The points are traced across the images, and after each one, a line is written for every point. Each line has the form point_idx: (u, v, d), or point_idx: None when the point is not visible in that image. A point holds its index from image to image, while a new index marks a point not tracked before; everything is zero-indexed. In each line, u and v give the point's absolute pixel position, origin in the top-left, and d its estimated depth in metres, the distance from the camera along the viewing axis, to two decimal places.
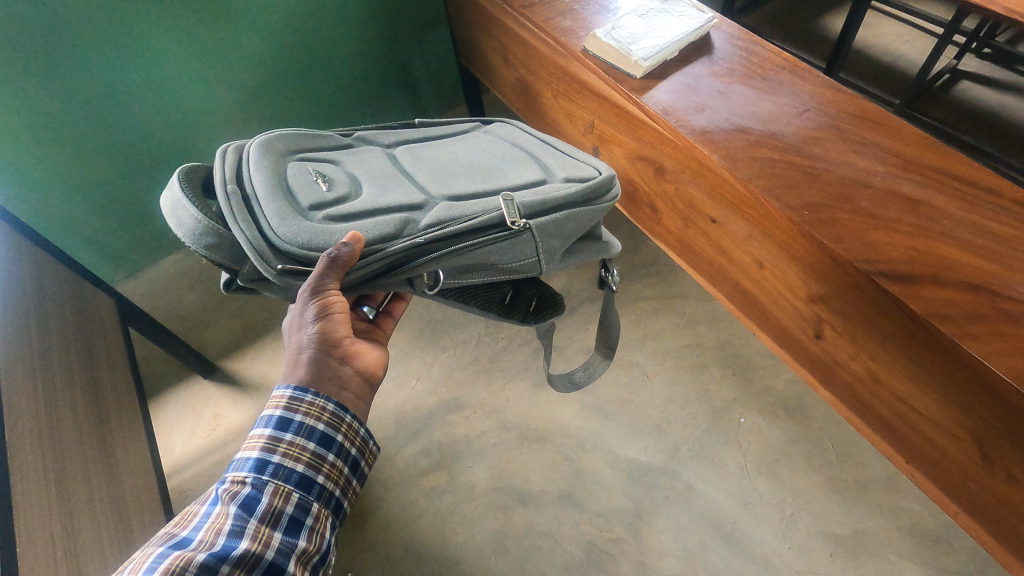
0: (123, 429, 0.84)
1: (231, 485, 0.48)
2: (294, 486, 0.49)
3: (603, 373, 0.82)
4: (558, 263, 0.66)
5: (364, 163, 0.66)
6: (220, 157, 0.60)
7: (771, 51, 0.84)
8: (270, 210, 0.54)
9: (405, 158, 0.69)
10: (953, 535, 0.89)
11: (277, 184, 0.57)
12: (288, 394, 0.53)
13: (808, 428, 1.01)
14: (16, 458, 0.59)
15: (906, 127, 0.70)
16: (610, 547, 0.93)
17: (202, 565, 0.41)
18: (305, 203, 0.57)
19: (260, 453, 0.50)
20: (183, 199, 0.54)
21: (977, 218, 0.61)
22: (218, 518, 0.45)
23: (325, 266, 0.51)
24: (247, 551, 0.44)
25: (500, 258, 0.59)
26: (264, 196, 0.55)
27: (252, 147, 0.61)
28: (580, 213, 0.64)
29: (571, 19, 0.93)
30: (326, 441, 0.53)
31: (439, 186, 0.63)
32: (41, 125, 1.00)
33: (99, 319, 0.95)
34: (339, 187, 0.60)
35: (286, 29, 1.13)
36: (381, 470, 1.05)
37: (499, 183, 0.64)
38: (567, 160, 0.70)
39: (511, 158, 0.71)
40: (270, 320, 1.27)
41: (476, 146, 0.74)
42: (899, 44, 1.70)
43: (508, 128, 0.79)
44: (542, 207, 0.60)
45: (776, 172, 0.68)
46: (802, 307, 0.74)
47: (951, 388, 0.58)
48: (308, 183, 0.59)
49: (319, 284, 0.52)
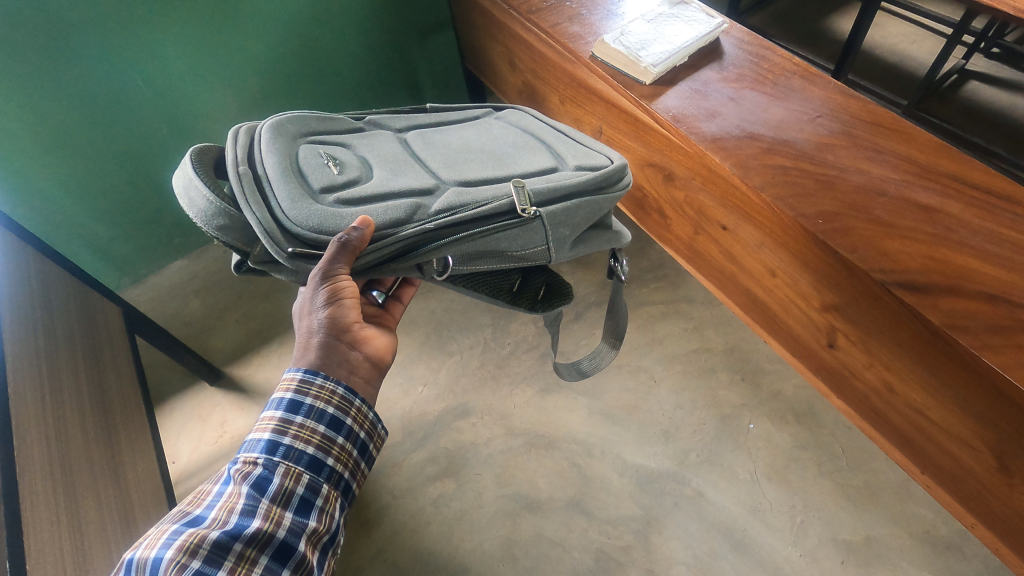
0: (130, 439, 0.84)
1: (243, 466, 0.48)
2: (305, 467, 0.49)
3: (610, 361, 0.81)
4: (567, 252, 0.64)
5: (375, 147, 0.65)
6: (231, 138, 0.59)
7: (782, 56, 0.83)
8: (281, 192, 0.53)
9: (416, 143, 0.68)
10: (966, 542, 0.88)
11: (288, 166, 0.56)
12: (298, 376, 0.53)
13: (819, 434, 1.00)
14: (26, 466, 0.58)
15: (921, 133, 0.70)
16: (618, 555, 0.92)
17: (216, 543, 0.42)
18: (316, 185, 0.56)
19: (271, 434, 0.49)
20: (195, 179, 0.53)
21: (995, 226, 0.60)
22: (231, 497, 0.46)
23: (335, 251, 0.51)
24: (258, 530, 0.44)
25: (509, 246, 0.58)
26: (274, 176, 0.54)
27: (264, 129, 0.60)
28: (592, 201, 0.62)
29: (579, 24, 0.92)
30: (335, 424, 0.52)
31: (450, 171, 0.62)
32: (45, 129, 1.00)
33: (107, 328, 0.95)
34: (350, 171, 0.59)
35: (291, 35, 1.13)
36: (387, 478, 1.04)
37: (509, 169, 0.63)
38: (578, 147, 0.69)
39: (522, 145, 0.69)
40: (276, 325, 1.27)
41: (487, 132, 0.72)
42: (906, 44, 1.69)
43: (520, 115, 0.78)
44: (553, 195, 0.59)
45: (789, 180, 0.67)
46: (814, 316, 0.74)
47: (969, 401, 0.57)
48: (318, 165, 0.58)
49: (330, 269, 0.51)
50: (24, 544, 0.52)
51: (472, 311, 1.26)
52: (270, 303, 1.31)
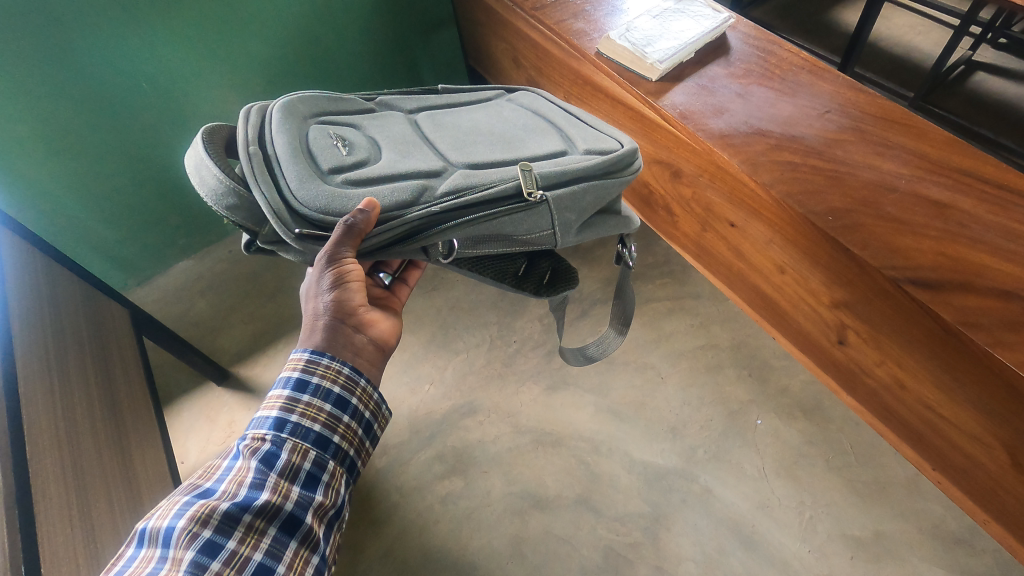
0: (140, 440, 0.84)
1: (252, 442, 0.48)
2: (311, 443, 0.49)
3: (617, 348, 0.80)
4: (573, 237, 0.64)
5: (385, 128, 0.65)
6: (243, 118, 0.59)
7: (789, 51, 0.83)
8: (290, 171, 0.53)
9: (426, 125, 0.67)
10: (974, 537, 0.88)
11: (299, 146, 0.56)
12: (305, 356, 0.53)
13: (827, 429, 1.00)
14: (38, 463, 0.59)
15: (932, 128, 0.69)
16: (627, 551, 0.93)
17: (226, 514, 0.42)
18: (325, 166, 0.56)
19: (279, 412, 0.50)
20: (205, 158, 0.53)
21: (1008, 221, 0.60)
22: (240, 471, 0.46)
23: (341, 235, 0.50)
24: (267, 502, 0.44)
25: (515, 230, 0.58)
26: (284, 156, 0.54)
27: (276, 109, 0.60)
28: (599, 185, 0.61)
29: (583, 21, 0.92)
30: (341, 403, 0.52)
31: (458, 154, 0.62)
32: (52, 130, 1.00)
33: (115, 332, 0.95)
34: (359, 152, 0.59)
35: (294, 34, 1.12)
36: (396, 476, 1.04)
37: (518, 153, 0.63)
38: (588, 130, 0.68)
39: (533, 128, 0.68)
40: (284, 326, 1.26)
41: (498, 115, 0.71)
42: (912, 36, 1.68)
43: (531, 97, 0.77)
44: (559, 178, 0.58)
45: (798, 177, 0.67)
46: (824, 313, 0.73)
47: (984, 399, 0.57)
48: (327, 146, 0.58)
49: (334, 252, 0.51)
50: (38, 545, 0.52)
51: (478, 308, 1.25)
52: (278, 302, 1.31)
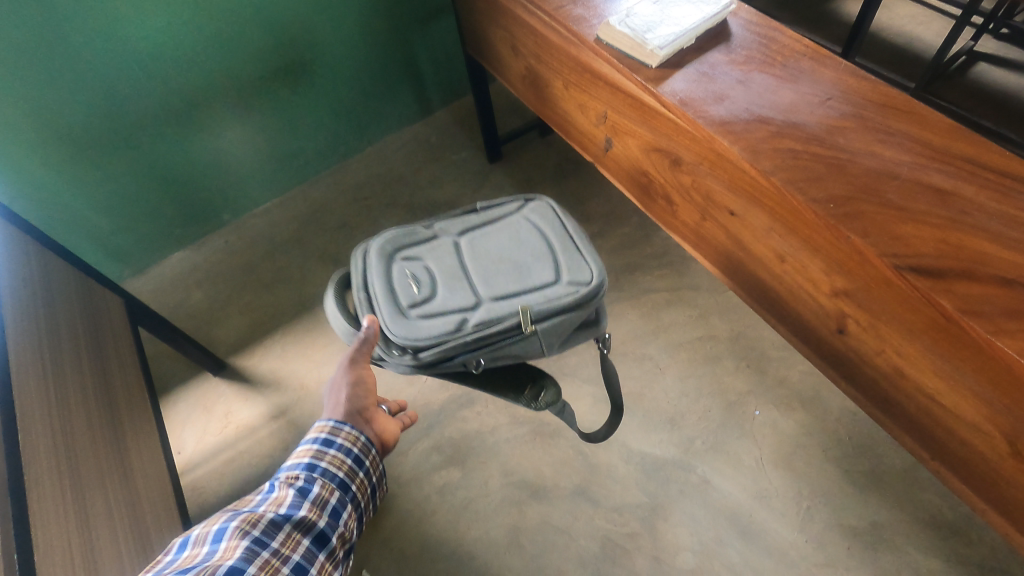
0: (136, 428, 0.84)
1: (285, 479, 0.54)
2: (336, 485, 0.56)
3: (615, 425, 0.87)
4: (559, 347, 0.72)
5: (441, 256, 0.74)
6: (354, 258, 0.75)
7: (791, 38, 0.82)
8: (382, 312, 0.69)
9: (470, 250, 0.75)
10: (970, 527, 0.88)
11: (387, 287, 0.71)
12: (329, 425, 0.60)
13: (825, 420, 1.00)
14: (30, 453, 0.58)
15: (934, 115, 0.68)
16: (624, 541, 0.93)
17: (270, 522, 0.49)
18: (402, 302, 0.70)
19: (309, 459, 0.56)
20: (341, 312, 0.70)
21: (1010, 209, 0.59)
22: (277, 497, 0.52)
23: (359, 342, 0.66)
24: (304, 518, 0.51)
25: (519, 351, 0.68)
26: (380, 297, 0.70)
27: (371, 251, 0.75)
28: (573, 315, 0.68)
29: (582, 7, 0.91)
30: (359, 461, 0.59)
31: (487, 288, 0.70)
32: (45, 118, 0.99)
33: (110, 320, 0.94)
34: (423, 287, 0.71)
35: (288, 20, 1.11)
36: (393, 467, 1.04)
37: (521, 288, 0.70)
38: (574, 258, 0.72)
39: (540, 254, 0.73)
40: (281, 316, 1.25)
41: (520, 234, 0.76)
42: (913, 26, 1.67)
43: (544, 210, 0.77)
44: (547, 313, 0.67)
45: (800, 164, 0.66)
46: (824, 302, 0.73)
47: (984, 387, 0.57)
48: (404, 284, 0.71)
49: (354, 356, 0.65)
50: (31, 534, 0.51)
51: None
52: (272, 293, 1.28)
